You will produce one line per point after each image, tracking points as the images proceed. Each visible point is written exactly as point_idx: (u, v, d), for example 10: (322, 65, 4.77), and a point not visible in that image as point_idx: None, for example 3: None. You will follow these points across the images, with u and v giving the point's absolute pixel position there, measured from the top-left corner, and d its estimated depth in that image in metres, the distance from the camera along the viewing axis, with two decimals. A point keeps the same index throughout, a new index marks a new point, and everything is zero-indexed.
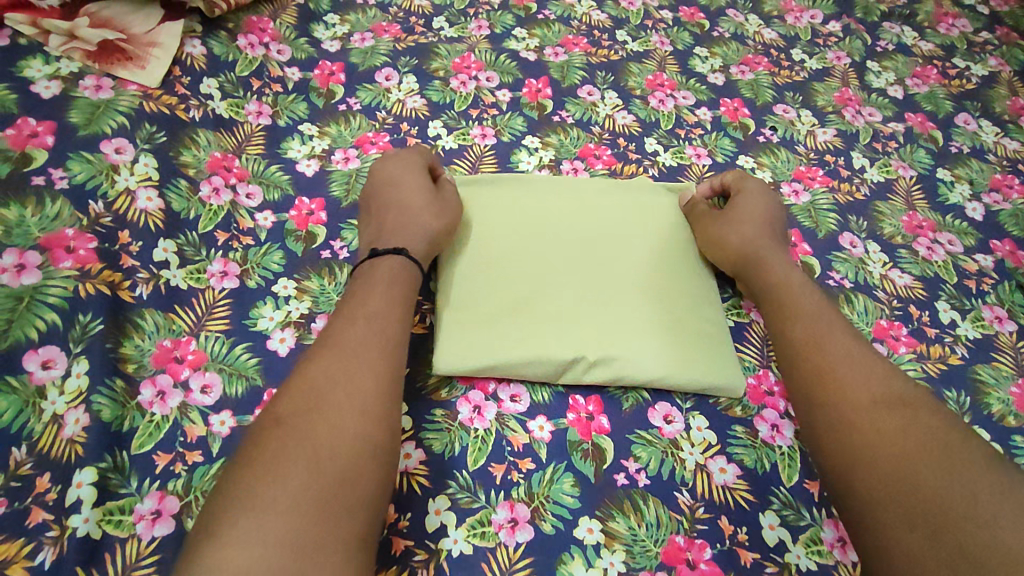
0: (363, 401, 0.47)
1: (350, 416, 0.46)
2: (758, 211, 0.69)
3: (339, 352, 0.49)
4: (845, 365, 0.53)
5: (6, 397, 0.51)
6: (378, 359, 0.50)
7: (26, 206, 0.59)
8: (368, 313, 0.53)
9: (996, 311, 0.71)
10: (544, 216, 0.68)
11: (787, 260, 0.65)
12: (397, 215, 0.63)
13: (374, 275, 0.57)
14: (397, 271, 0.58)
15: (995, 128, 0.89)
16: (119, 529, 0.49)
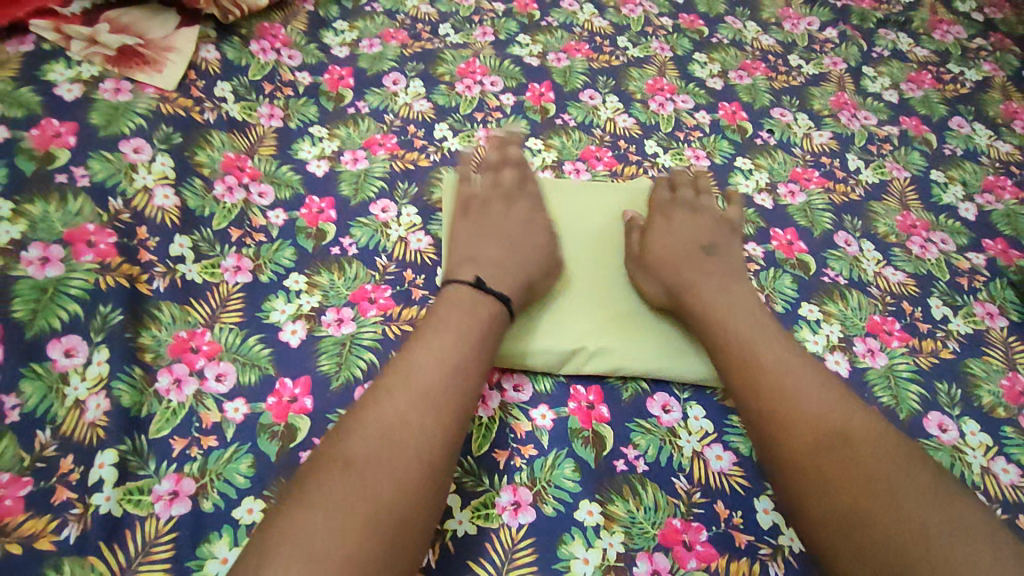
0: (432, 447, 0.48)
1: (417, 463, 0.47)
2: (672, 241, 0.68)
3: (410, 391, 0.50)
4: (800, 395, 0.54)
5: (32, 382, 0.53)
6: (448, 407, 0.51)
7: (49, 203, 0.62)
8: (453, 356, 0.53)
9: (988, 308, 0.72)
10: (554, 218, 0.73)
11: (715, 281, 0.64)
12: (507, 252, 0.64)
13: (474, 310, 0.57)
14: (494, 317, 0.58)
15: (988, 131, 0.91)
16: (139, 508, 0.51)
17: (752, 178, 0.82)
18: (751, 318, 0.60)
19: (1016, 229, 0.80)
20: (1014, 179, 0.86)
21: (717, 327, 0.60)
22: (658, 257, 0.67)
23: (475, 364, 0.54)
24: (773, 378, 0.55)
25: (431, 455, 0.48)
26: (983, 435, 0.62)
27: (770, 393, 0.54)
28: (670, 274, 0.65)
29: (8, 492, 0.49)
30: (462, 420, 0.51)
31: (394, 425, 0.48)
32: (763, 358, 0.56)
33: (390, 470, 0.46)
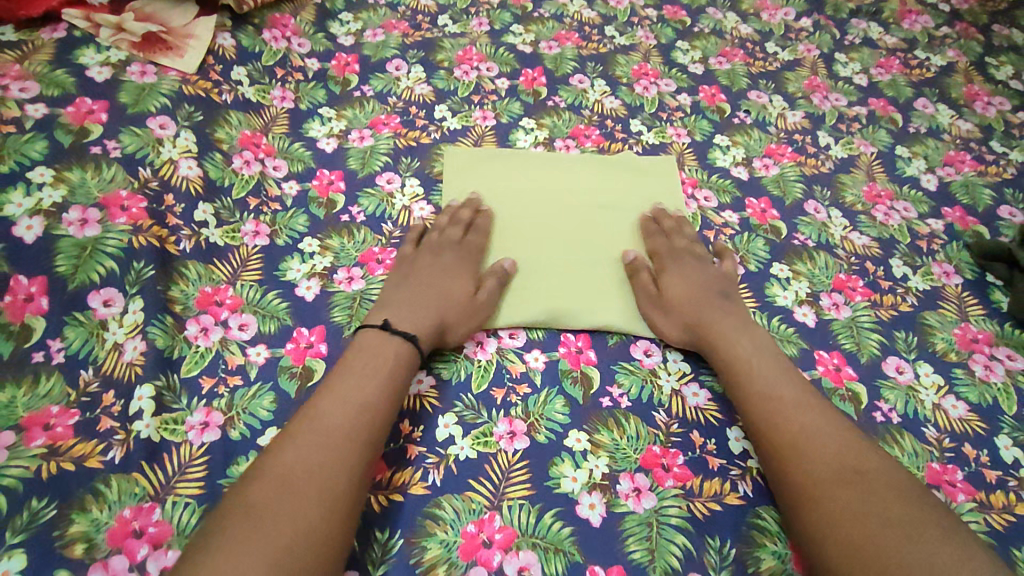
0: (328, 486, 0.50)
1: (316, 501, 0.49)
2: (688, 283, 0.69)
3: (311, 438, 0.52)
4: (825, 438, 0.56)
5: (75, 328, 0.59)
6: (348, 446, 0.52)
7: (86, 170, 0.68)
8: (354, 400, 0.55)
9: (945, 267, 0.79)
10: (544, 190, 0.79)
11: (738, 322, 0.66)
12: (422, 297, 0.65)
13: (378, 353, 0.59)
14: (400, 357, 0.59)
15: (951, 111, 0.98)
16: (174, 435, 0.58)
17: (730, 153, 0.88)
18: (776, 356, 0.63)
19: (973, 198, 0.87)
20: (973, 154, 0.92)
21: (743, 364, 0.62)
22: (678, 299, 0.68)
23: (381, 404, 0.56)
24: (790, 418, 0.57)
25: (328, 493, 0.50)
26: (935, 376, 0.69)
27: (785, 437, 0.56)
28: (693, 315, 0.67)
29: (58, 420, 0.55)
30: (367, 461, 0.53)
31: (292, 469, 0.50)
32: (782, 405, 0.58)
33: (283, 510, 0.48)
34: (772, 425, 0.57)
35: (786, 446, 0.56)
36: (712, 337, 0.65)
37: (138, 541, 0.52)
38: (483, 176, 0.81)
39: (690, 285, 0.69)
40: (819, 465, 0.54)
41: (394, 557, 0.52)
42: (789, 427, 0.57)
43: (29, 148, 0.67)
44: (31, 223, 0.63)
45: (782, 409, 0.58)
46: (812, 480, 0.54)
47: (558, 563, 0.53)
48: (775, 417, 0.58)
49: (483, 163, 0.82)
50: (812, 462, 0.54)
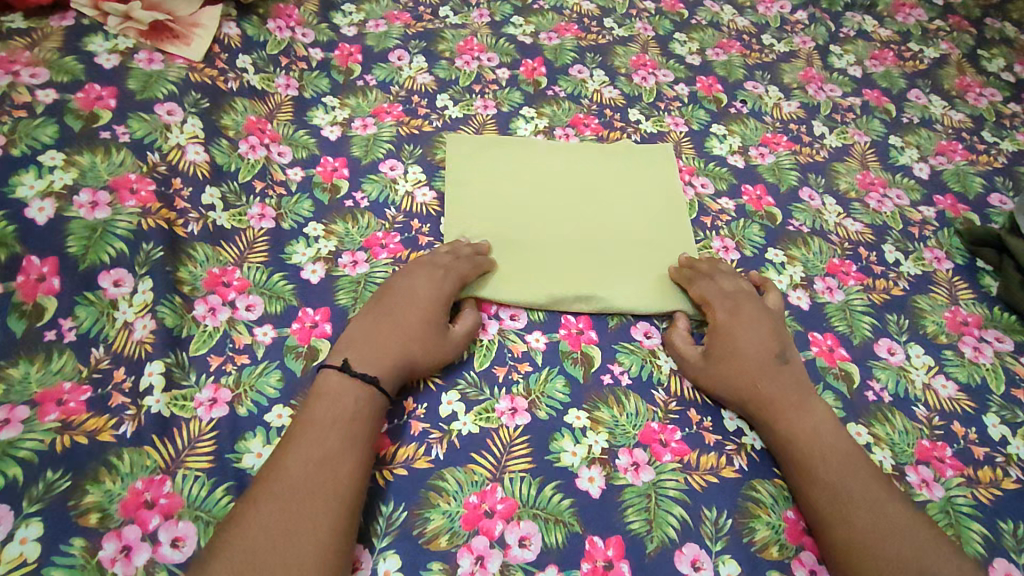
0: (298, 552, 0.47)
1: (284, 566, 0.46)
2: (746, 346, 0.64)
3: (278, 499, 0.49)
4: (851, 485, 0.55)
5: (86, 308, 0.61)
6: (316, 503, 0.50)
7: (96, 154, 0.69)
8: (319, 454, 0.52)
9: (936, 253, 0.80)
10: (550, 178, 0.81)
11: (793, 389, 0.61)
12: (393, 324, 0.62)
13: (344, 392, 0.56)
14: (365, 404, 0.56)
15: (943, 102, 1.00)
16: (184, 411, 0.59)
17: (726, 142, 0.90)
18: (824, 429, 0.59)
19: (964, 186, 0.89)
20: (965, 143, 0.94)
21: (792, 431, 0.59)
22: (734, 365, 0.63)
23: (353, 450, 0.53)
24: (839, 485, 0.55)
25: (299, 557, 0.47)
26: (926, 357, 0.70)
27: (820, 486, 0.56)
28: (740, 377, 0.62)
29: (70, 396, 0.56)
30: (339, 515, 0.50)
31: (261, 535, 0.47)
32: (833, 479, 0.56)
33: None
34: (821, 491, 0.55)
35: (830, 507, 0.54)
36: (759, 403, 0.61)
37: (150, 511, 0.53)
38: (492, 161, 0.82)
39: (742, 343, 0.64)
40: (859, 529, 0.53)
41: (398, 527, 0.53)
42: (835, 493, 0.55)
43: (40, 132, 0.68)
44: (43, 206, 0.64)
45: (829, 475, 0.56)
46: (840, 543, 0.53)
47: (558, 533, 0.54)
48: (825, 486, 0.55)
49: (492, 150, 0.83)
50: (854, 534, 0.53)
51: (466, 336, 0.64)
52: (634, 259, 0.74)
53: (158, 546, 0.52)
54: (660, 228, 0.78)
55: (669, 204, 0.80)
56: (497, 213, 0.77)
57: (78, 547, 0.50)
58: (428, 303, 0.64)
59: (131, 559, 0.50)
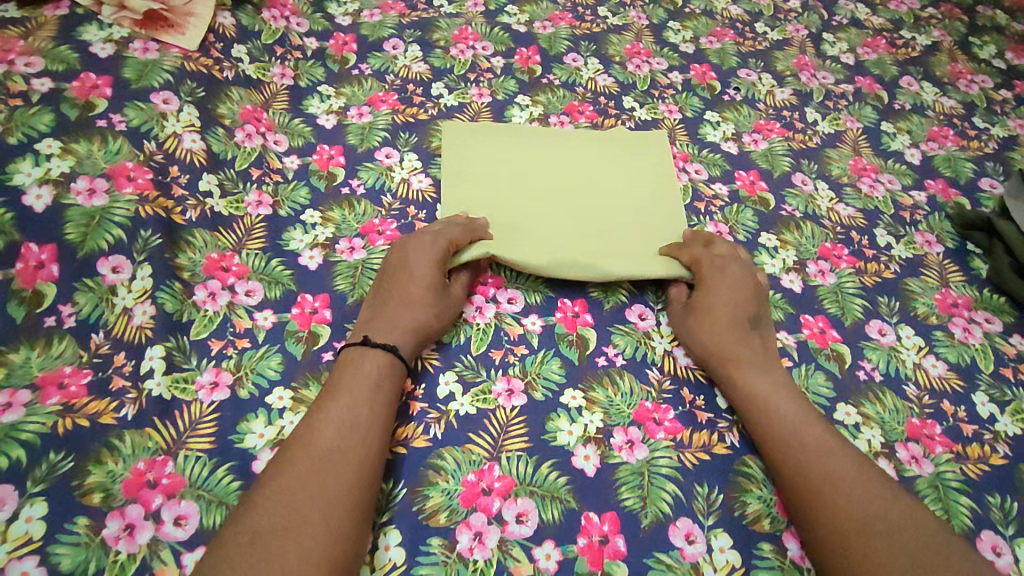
0: (335, 513, 0.49)
1: (322, 526, 0.48)
2: (724, 305, 0.64)
3: (313, 462, 0.51)
4: (810, 441, 0.57)
5: (85, 294, 0.61)
6: (348, 467, 0.51)
7: (93, 142, 0.69)
8: (350, 423, 0.54)
9: (927, 237, 0.81)
10: (550, 162, 0.82)
11: (756, 354, 0.63)
12: (401, 296, 0.63)
13: (362, 364, 0.58)
14: (382, 369, 0.58)
15: (935, 89, 1.00)
16: (185, 394, 0.60)
17: (720, 129, 0.91)
18: (795, 411, 0.59)
19: (955, 171, 0.89)
20: (956, 129, 0.95)
21: (748, 391, 0.61)
22: (706, 327, 0.64)
23: (377, 415, 0.55)
24: (817, 464, 0.55)
25: (337, 516, 0.49)
26: (916, 338, 0.71)
27: (780, 445, 0.57)
28: (711, 339, 0.63)
29: (71, 380, 0.57)
30: (370, 482, 0.52)
31: (299, 495, 0.49)
32: (799, 437, 0.57)
33: (291, 533, 0.47)
34: (780, 450, 0.57)
35: (789, 461, 0.56)
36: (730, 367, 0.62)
37: (152, 490, 0.53)
38: (493, 144, 0.83)
39: (716, 305, 0.65)
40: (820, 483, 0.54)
41: (397, 505, 0.54)
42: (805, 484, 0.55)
43: (36, 120, 0.68)
44: (40, 193, 0.64)
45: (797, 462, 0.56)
46: (816, 525, 0.53)
47: (554, 510, 0.55)
48: (787, 449, 0.57)
49: (493, 132, 0.84)
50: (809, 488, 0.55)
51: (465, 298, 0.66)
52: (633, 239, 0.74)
53: (161, 524, 0.52)
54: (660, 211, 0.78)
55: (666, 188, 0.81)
56: (497, 194, 0.78)
57: (82, 525, 0.50)
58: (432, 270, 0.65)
59: (134, 537, 0.51)
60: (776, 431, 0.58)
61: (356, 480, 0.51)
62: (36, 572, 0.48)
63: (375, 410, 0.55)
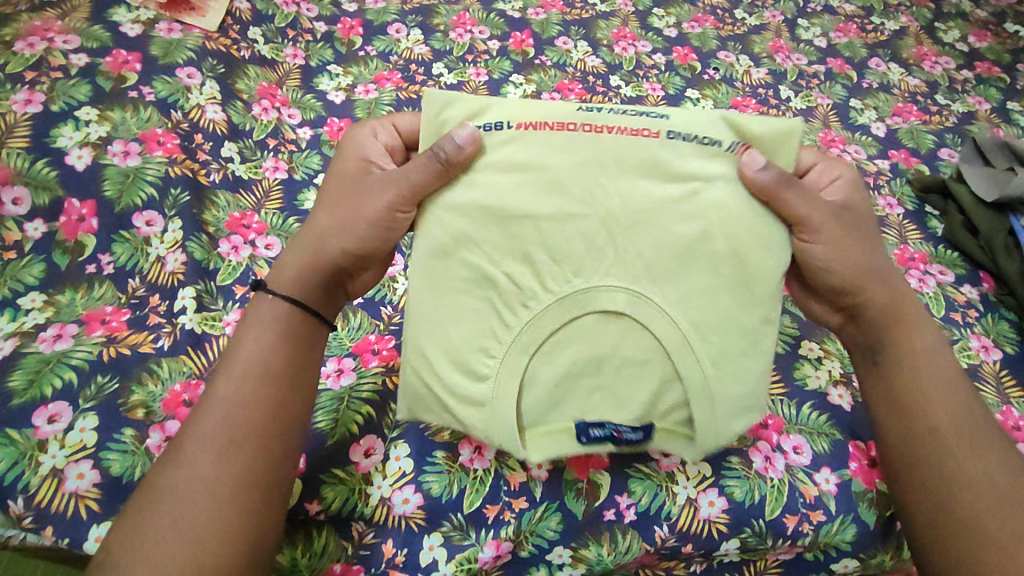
0: (190, 480, 0.50)
1: (179, 494, 0.49)
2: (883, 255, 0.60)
3: (186, 433, 0.52)
4: (952, 418, 0.56)
5: (122, 245, 0.68)
6: (204, 436, 0.51)
7: (126, 111, 0.76)
8: (218, 393, 0.53)
9: (888, 200, 0.88)
10: None
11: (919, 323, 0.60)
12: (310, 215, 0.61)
13: (257, 305, 0.58)
14: (263, 323, 0.57)
15: (901, 69, 1.08)
16: (214, 329, 0.66)
17: (699, 105, 0.98)
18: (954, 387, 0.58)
19: (917, 142, 0.97)
20: (919, 106, 1.02)
21: (905, 358, 0.59)
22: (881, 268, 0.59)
23: (251, 394, 0.53)
24: (961, 440, 0.55)
25: (201, 506, 0.49)
26: None
27: (931, 417, 0.56)
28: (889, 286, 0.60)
29: (112, 317, 0.64)
30: (233, 444, 0.51)
31: (161, 504, 0.49)
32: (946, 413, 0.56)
33: (149, 547, 0.47)
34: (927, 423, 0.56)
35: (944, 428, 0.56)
36: (890, 308, 0.60)
37: (188, 409, 0.60)
38: None
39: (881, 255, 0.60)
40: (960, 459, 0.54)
41: (406, 423, 0.62)
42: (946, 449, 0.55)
43: (75, 91, 0.75)
44: (81, 154, 0.71)
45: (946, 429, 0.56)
46: (965, 501, 0.53)
47: None
48: (929, 418, 0.56)
49: None
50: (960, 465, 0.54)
51: (379, 206, 0.57)
52: (675, 199, 0.53)
53: None
54: (728, 354, 0.53)
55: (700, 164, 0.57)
56: None
57: (129, 436, 0.57)
58: (340, 184, 0.60)
59: None
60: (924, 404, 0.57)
61: (226, 476, 0.50)
62: (90, 474, 0.55)
63: (244, 397, 0.53)
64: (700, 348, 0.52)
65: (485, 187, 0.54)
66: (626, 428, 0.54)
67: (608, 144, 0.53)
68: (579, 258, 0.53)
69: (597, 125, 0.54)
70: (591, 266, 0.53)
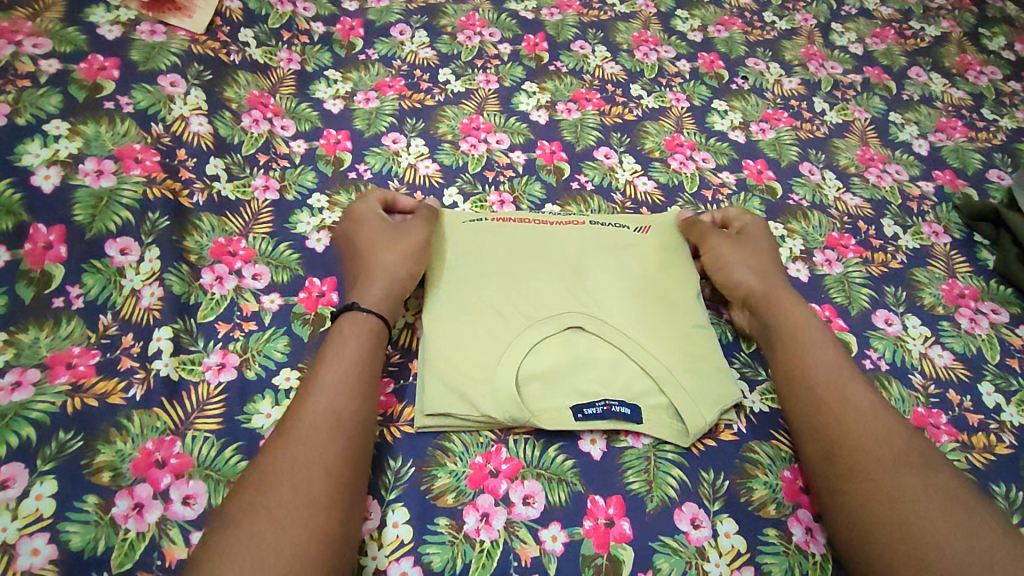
0: (302, 456, 0.49)
1: (292, 465, 0.48)
2: (792, 303, 0.65)
3: (287, 419, 0.52)
4: (883, 438, 0.54)
5: (93, 276, 0.61)
6: (312, 417, 0.52)
7: (100, 124, 0.69)
8: (320, 383, 0.54)
9: (934, 227, 0.81)
10: (520, 256, 0.68)
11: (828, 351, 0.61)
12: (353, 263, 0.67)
13: (347, 320, 0.59)
14: (355, 329, 0.58)
15: (943, 80, 1.00)
16: (192, 374, 0.60)
17: (727, 118, 0.90)
18: (861, 384, 0.58)
19: (963, 162, 0.89)
20: (964, 121, 0.95)
21: (824, 381, 0.59)
22: (779, 299, 0.65)
23: (352, 390, 0.54)
24: (889, 453, 0.53)
25: (318, 477, 0.48)
26: (922, 328, 0.71)
27: (863, 434, 0.54)
28: (800, 320, 0.63)
29: (80, 360, 0.57)
30: (341, 429, 0.52)
31: (278, 477, 0.48)
32: (875, 432, 0.55)
33: (268, 518, 0.46)
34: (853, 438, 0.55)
35: (878, 445, 0.54)
36: (767, 297, 0.66)
37: (160, 470, 0.54)
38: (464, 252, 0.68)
39: (782, 297, 0.65)
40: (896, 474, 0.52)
41: (406, 483, 0.55)
42: (861, 436, 0.54)
43: (44, 101, 0.68)
44: (49, 173, 0.64)
45: (858, 417, 0.56)
46: (898, 511, 0.50)
47: (561, 492, 0.56)
48: (861, 436, 0.54)
49: (459, 244, 0.69)
50: (894, 480, 0.52)
51: (422, 232, 0.67)
52: (618, 254, 0.70)
53: (170, 504, 0.53)
54: (689, 363, 0.62)
55: (669, 256, 0.70)
56: (461, 257, 0.68)
57: (91, 504, 0.50)
58: (376, 230, 0.68)
59: (143, 516, 0.52)
60: (859, 425, 0.55)
61: (336, 457, 0.50)
62: (46, 549, 0.48)
63: (342, 387, 0.54)
64: (662, 356, 0.61)
65: (458, 249, 0.68)
66: (614, 402, 0.59)
67: (553, 233, 0.71)
68: (535, 305, 0.64)
69: (546, 220, 0.72)
70: (550, 305, 0.64)
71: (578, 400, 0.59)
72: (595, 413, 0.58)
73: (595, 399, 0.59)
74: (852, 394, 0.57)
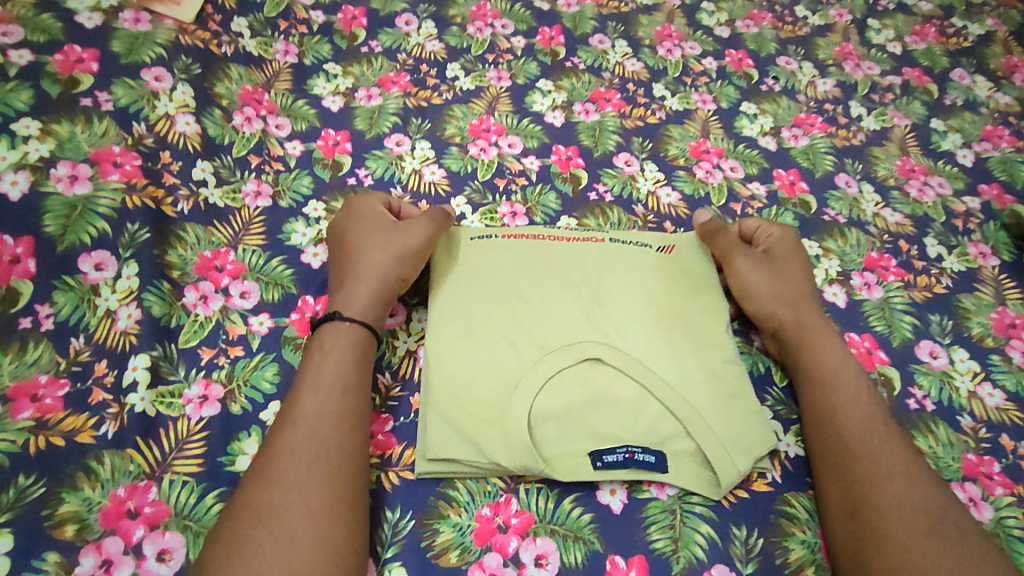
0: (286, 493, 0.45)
1: (274, 504, 0.44)
2: (825, 341, 0.60)
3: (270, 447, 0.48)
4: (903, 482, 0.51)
5: (64, 293, 0.55)
6: (297, 447, 0.47)
7: (76, 123, 0.62)
8: (305, 410, 0.49)
9: (981, 248, 0.75)
10: (533, 277, 0.62)
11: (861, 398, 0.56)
12: (339, 267, 0.61)
13: (333, 345, 0.54)
14: (341, 350, 0.53)
15: (989, 83, 0.93)
16: (170, 409, 0.55)
17: (758, 123, 0.84)
18: (896, 437, 0.54)
19: (1011, 175, 0.83)
20: (1011, 129, 0.88)
21: (851, 424, 0.54)
22: (812, 337, 0.60)
23: (341, 415, 0.50)
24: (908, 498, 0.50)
25: (302, 516, 0.44)
26: (971, 362, 0.65)
27: (884, 475, 0.51)
28: (832, 361, 0.59)
29: (46, 391, 0.51)
30: (328, 459, 0.47)
31: (258, 521, 0.44)
32: (897, 475, 0.51)
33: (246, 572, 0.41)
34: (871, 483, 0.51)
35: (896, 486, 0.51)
36: (798, 333, 0.60)
37: (133, 521, 0.49)
38: (472, 273, 0.62)
39: (813, 331, 0.60)
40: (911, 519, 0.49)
41: (405, 538, 0.50)
42: (880, 477, 0.51)
43: (13, 97, 0.61)
44: (16, 179, 0.57)
45: (880, 462, 0.52)
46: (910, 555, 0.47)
47: (576, 552, 0.50)
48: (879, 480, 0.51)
49: (468, 263, 0.63)
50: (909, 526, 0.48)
51: (420, 230, 0.62)
52: (636, 274, 0.64)
53: (142, 561, 0.48)
54: (720, 402, 0.56)
55: (688, 276, 0.65)
56: (469, 277, 0.62)
57: (52, 562, 0.45)
58: (372, 230, 0.62)
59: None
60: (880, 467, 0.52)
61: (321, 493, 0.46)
62: None
63: (327, 413, 0.49)
64: (691, 396, 0.56)
65: (465, 270, 0.62)
66: (637, 449, 0.53)
67: (568, 249, 0.65)
68: (549, 334, 0.58)
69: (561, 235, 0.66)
70: (565, 333, 0.58)
71: (597, 445, 0.54)
72: (616, 461, 0.53)
73: (616, 444, 0.54)
74: (881, 445, 0.53)
